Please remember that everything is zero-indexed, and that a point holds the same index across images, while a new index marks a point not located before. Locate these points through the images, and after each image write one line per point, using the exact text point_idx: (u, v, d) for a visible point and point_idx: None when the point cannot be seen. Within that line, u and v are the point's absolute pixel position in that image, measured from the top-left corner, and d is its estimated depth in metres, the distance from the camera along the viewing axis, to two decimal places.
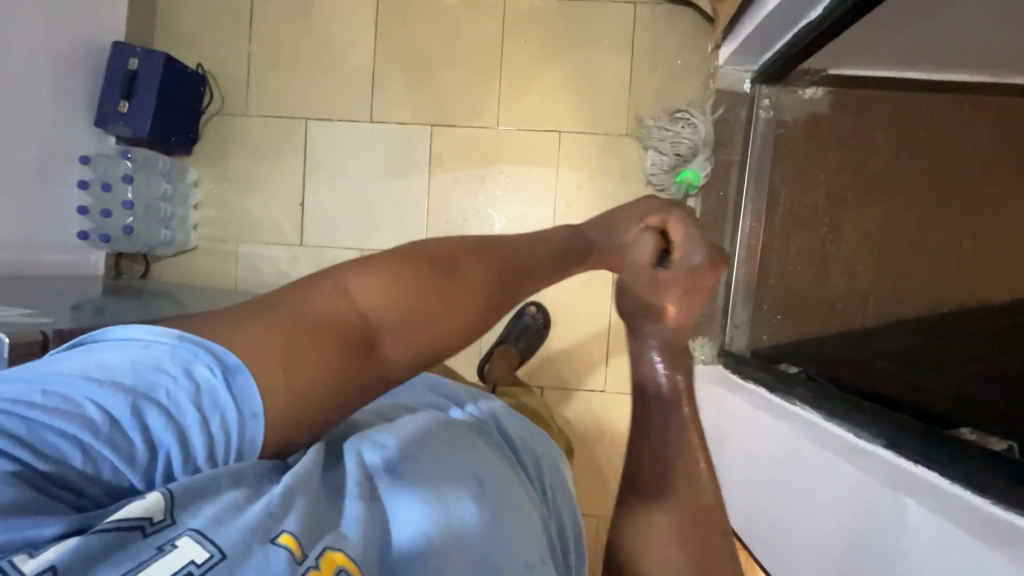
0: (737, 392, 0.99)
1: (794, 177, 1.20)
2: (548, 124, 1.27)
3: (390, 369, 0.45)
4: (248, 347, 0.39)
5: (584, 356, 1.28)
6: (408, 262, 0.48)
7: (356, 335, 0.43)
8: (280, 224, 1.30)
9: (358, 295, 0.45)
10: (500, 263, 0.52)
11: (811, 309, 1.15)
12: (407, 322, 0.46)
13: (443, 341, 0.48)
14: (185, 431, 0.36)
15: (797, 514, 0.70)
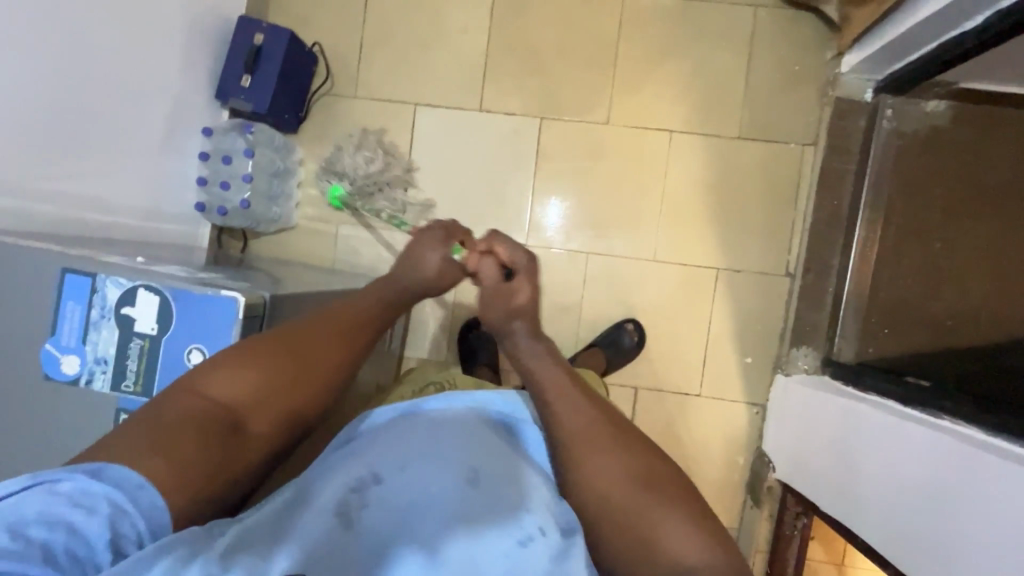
0: (865, 402, 0.98)
1: (910, 189, 1.18)
2: (661, 123, 1.26)
3: (257, 438, 0.62)
4: (141, 448, 0.54)
5: (680, 357, 1.27)
6: (255, 356, 0.64)
7: (224, 420, 0.60)
8: (381, 208, 1.30)
9: (211, 390, 0.61)
10: (326, 343, 0.69)
11: (918, 323, 1.14)
12: (263, 400, 0.63)
13: (299, 412, 0.66)
14: (73, 528, 0.48)
15: (960, 527, 0.69)
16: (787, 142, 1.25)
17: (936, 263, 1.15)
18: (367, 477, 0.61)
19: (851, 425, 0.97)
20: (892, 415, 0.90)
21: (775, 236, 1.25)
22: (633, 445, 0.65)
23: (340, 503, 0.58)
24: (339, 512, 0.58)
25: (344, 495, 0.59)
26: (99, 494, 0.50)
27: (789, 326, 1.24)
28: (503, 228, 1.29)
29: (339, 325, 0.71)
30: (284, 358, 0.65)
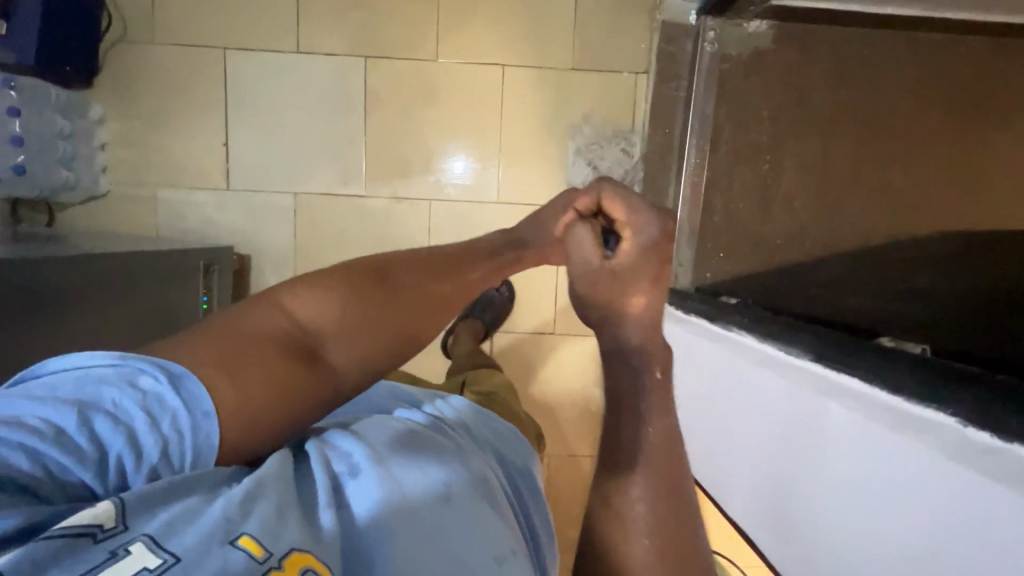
0: (683, 325, 1.00)
1: (739, 114, 1.17)
2: (493, 58, 1.20)
3: (333, 367, 0.47)
4: (218, 350, 0.40)
5: (532, 297, 1.29)
6: (353, 283, 0.52)
7: (298, 344, 0.45)
8: (203, 168, 1.20)
9: (296, 307, 0.47)
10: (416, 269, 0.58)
11: (750, 245, 1.17)
12: (350, 329, 0.49)
13: (401, 335, 0.53)
14: (133, 437, 0.34)
15: (736, 427, 0.76)
16: (621, 72, 1.23)
17: (766, 184, 1.15)
18: (349, 465, 0.43)
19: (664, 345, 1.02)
20: (688, 331, 0.94)
21: (617, 168, 1.23)
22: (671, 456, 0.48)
23: (328, 487, 0.40)
24: (333, 497, 0.40)
25: (331, 483, 0.41)
26: (168, 407, 0.35)
27: None
28: (339, 181, 1.22)
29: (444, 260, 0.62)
30: (374, 284, 0.53)
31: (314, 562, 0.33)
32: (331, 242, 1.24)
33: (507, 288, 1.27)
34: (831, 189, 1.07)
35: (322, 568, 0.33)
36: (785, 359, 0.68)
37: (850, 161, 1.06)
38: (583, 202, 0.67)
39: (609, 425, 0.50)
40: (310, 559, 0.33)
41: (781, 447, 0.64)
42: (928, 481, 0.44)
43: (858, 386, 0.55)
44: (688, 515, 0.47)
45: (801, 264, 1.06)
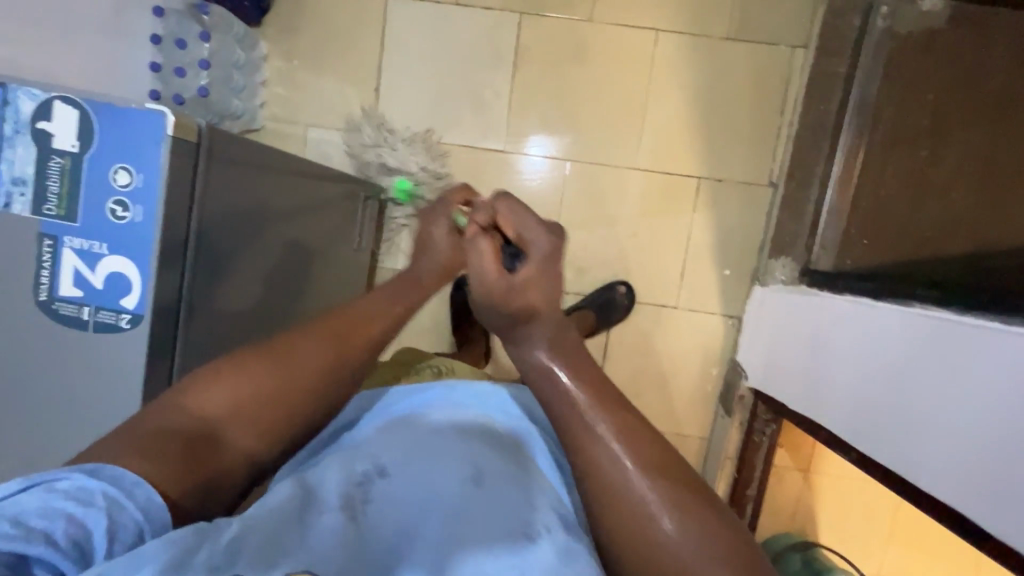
0: (842, 298, 0.95)
1: (904, 94, 1.12)
2: (648, 22, 1.19)
3: (236, 451, 0.53)
4: (146, 453, 0.48)
5: (656, 268, 1.26)
6: (247, 371, 0.55)
7: (199, 432, 0.51)
8: (351, 109, 1.24)
9: (199, 402, 0.52)
10: (312, 345, 0.59)
11: (901, 234, 1.10)
12: (242, 409, 0.54)
13: (281, 417, 0.56)
14: (73, 517, 0.42)
15: (929, 396, 0.70)
16: (779, 44, 1.20)
17: (924, 171, 1.09)
18: (371, 468, 0.53)
19: (826, 318, 0.97)
20: (860, 303, 0.90)
21: (759, 145, 1.22)
22: (636, 429, 0.51)
23: (342, 496, 0.50)
24: (343, 504, 0.49)
25: (346, 490, 0.51)
26: (97, 488, 0.43)
27: (769, 237, 1.22)
28: (481, 134, 1.24)
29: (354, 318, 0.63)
30: (268, 363, 0.56)
31: None
32: None
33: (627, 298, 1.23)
34: (996, 184, 1.02)
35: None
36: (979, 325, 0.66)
37: (1018, 154, 1.01)
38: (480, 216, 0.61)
39: (551, 410, 0.54)
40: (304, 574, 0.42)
41: (997, 410, 0.59)
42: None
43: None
44: (658, 446, 0.51)
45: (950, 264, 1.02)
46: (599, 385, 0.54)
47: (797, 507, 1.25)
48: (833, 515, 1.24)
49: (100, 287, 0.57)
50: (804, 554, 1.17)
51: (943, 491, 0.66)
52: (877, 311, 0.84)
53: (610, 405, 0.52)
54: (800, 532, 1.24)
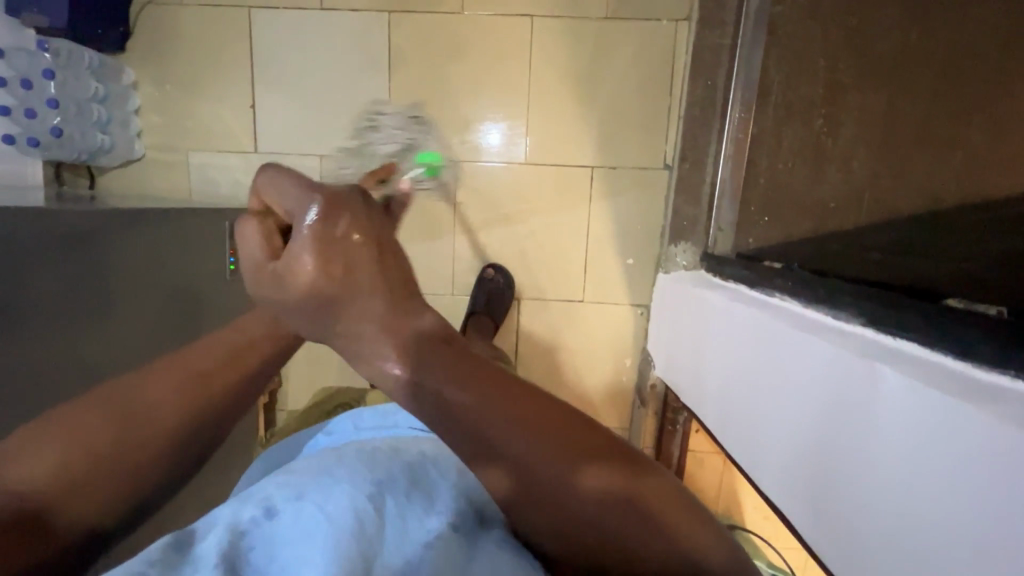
0: (720, 291, 0.92)
1: (792, 58, 1.03)
2: (521, 9, 1.13)
3: (69, 528, 0.41)
4: None
5: (559, 265, 1.23)
6: (73, 434, 0.42)
7: (17, 522, 0.39)
8: (229, 128, 1.20)
9: (2, 485, 0.39)
10: (161, 403, 0.45)
11: (802, 208, 1.04)
12: (77, 488, 0.41)
13: (138, 477, 0.44)
14: None
15: (769, 402, 0.69)
16: (660, 20, 1.14)
17: (820, 142, 1.02)
18: (260, 511, 0.42)
19: (700, 311, 0.96)
20: (727, 296, 0.88)
21: (651, 127, 1.17)
22: (490, 383, 0.40)
23: (228, 543, 0.39)
24: (233, 550, 0.39)
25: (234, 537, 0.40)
26: None
27: (668, 224, 1.18)
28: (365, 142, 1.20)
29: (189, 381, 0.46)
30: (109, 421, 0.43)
31: None
32: None
33: (501, 278, 1.22)
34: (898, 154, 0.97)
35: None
36: (823, 325, 0.65)
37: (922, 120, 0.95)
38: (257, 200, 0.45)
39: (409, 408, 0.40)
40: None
41: (814, 420, 0.59)
42: (955, 513, 0.41)
43: (911, 359, 0.51)
44: (522, 395, 0.40)
45: (857, 230, 0.97)
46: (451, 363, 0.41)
47: (720, 490, 1.25)
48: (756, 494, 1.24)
49: None
50: None
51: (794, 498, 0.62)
52: (735, 306, 0.83)
53: (508, 384, 0.40)
54: (723, 513, 1.25)
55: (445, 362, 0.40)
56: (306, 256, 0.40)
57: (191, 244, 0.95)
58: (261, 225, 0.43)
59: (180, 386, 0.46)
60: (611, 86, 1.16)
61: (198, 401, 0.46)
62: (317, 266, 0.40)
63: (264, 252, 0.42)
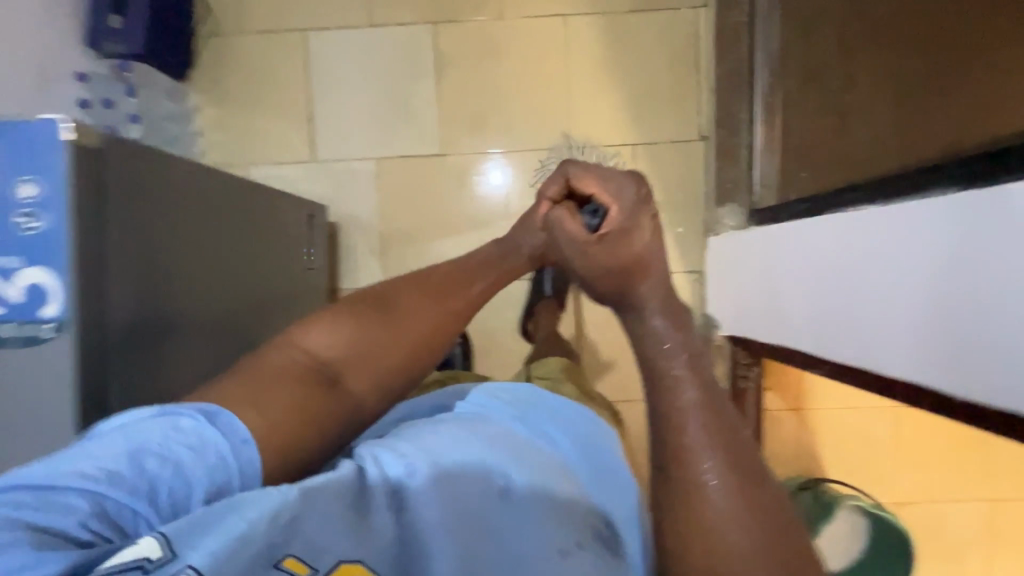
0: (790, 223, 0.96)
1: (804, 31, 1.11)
2: (554, 10, 1.25)
3: (351, 395, 0.64)
4: (253, 399, 0.56)
5: None
6: (354, 323, 0.68)
7: (320, 375, 0.63)
8: (288, 141, 1.27)
9: (313, 346, 0.65)
10: (416, 316, 0.72)
11: (834, 160, 0.99)
12: (359, 359, 0.66)
13: (392, 368, 0.68)
14: (179, 467, 0.47)
15: (884, 287, 0.70)
16: (680, 7, 1.26)
17: (841, 97, 1.02)
18: (405, 472, 0.51)
19: (776, 246, 0.99)
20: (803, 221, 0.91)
21: (683, 103, 1.26)
22: (718, 403, 0.52)
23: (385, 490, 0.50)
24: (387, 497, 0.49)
25: (384, 490, 0.50)
26: (210, 442, 0.50)
27: (711, 189, 1.25)
28: (417, 141, 1.27)
29: (419, 300, 0.73)
30: (373, 315, 0.69)
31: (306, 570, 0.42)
32: (410, 201, 1.29)
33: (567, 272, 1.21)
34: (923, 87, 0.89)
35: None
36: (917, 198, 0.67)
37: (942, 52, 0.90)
38: (554, 189, 0.77)
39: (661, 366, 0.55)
40: (356, 565, 0.44)
41: (940, 276, 0.61)
42: None
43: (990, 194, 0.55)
44: (736, 438, 0.51)
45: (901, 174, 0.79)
46: (700, 366, 0.55)
47: (798, 448, 1.24)
48: (834, 447, 1.24)
49: (18, 299, 0.53)
50: (814, 492, 1.13)
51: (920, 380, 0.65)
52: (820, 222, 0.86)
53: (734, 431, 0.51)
54: (804, 473, 1.23)
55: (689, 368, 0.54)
56: (636, 232, 0.66)
57: (270, 224, 0.95)
58: (568, 211, 0.73)
59: (421, 315, 0.72)
60: (642, 69, 1.26)
61: (425, 326, 0.72)
62: (641, 240, 0.66)
63: (580, 227, 0.72)
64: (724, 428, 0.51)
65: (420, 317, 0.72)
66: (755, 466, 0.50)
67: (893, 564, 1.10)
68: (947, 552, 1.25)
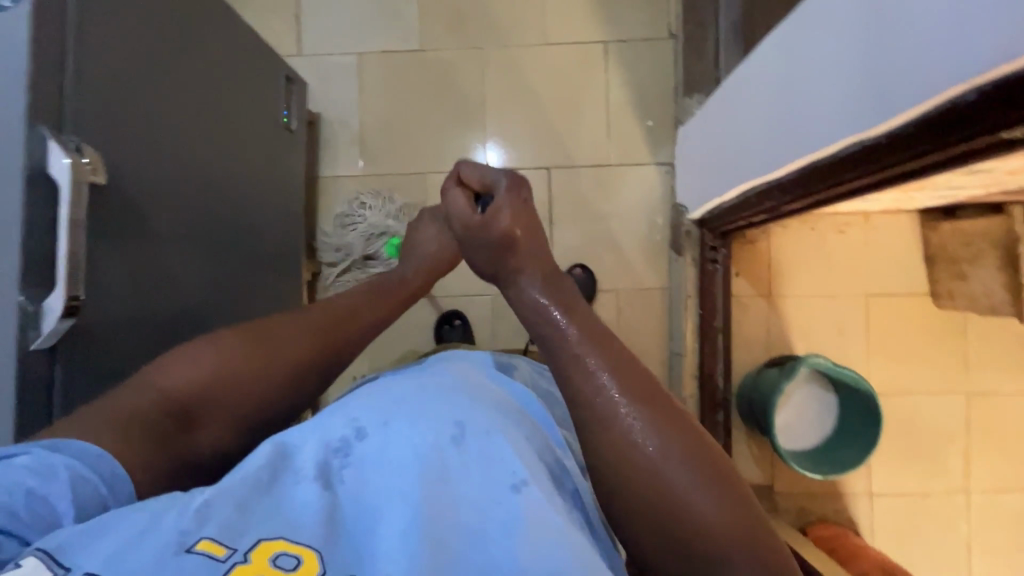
0: (771, 49, 0.84)
1: None
2: None
3: (210, 430, 0.63)
4: (81, 429, 0.54)
5: (584, 130, 1.32)
6: (226, 356, 0.64)
7: (177, 413, 0.60)
8: (278, 37, 1.34)
9: (170, 384, 0.61)
10: (302, 341, 0.70)
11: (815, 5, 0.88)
12: (219, 396, 0.64)
13: (263, 399, 0.67)
14: (36, 489, 0.47)
15: (894, 36, 0.57)
16: None
17: None
18: (348, 435, 0.53)
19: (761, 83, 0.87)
20: (785, 33, 0.80)
21: (653, 5, 1.32)
22: (614, 350, 0.50)
23: (316, 465, 0.50)
24: (319, 474, 0.49)
25: (317, 464, 0.50)
26: (59, 461, 0.49)
27: (681, 82, 1.28)
28: (397, 37, 1.33)
29: (309, 337, 0.71)
30: (255, 343, 0.67)
31: (285, 546, 0.41)
32: (390, 94, 1.34)
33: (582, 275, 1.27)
34: None
35: (294, 549, 0.41)
36: None
37: None
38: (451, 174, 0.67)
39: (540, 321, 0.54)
40: (279, 540, 0.42)
41: None
42: None
43: None
44: (648, 398, 0.48)
45: None
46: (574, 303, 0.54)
47: (769, 335, 1.24)
48: (805, 337, 1.24)
49: None
50: (780, 367, 1.12)
51: (924, 95, 0.54)
52: (805, 24, 0.74)
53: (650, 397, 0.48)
54: (776, 357, 1.23)
55: (593, 336, 0.51)
56: (504, 214, 0.60)
57: (258, 54, 0.98)
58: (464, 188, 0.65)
59: (303, 346, 0.70)
60: None
61: (296, 362, 0.69)
62: (512, 220, 0.60)
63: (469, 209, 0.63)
64: (633, 385, 0.49)
65: (301, 348, 0.70)
66: (671, 414, 0.48)
67: (870, 436, 1.05)
68: (923, 444, 1.24)
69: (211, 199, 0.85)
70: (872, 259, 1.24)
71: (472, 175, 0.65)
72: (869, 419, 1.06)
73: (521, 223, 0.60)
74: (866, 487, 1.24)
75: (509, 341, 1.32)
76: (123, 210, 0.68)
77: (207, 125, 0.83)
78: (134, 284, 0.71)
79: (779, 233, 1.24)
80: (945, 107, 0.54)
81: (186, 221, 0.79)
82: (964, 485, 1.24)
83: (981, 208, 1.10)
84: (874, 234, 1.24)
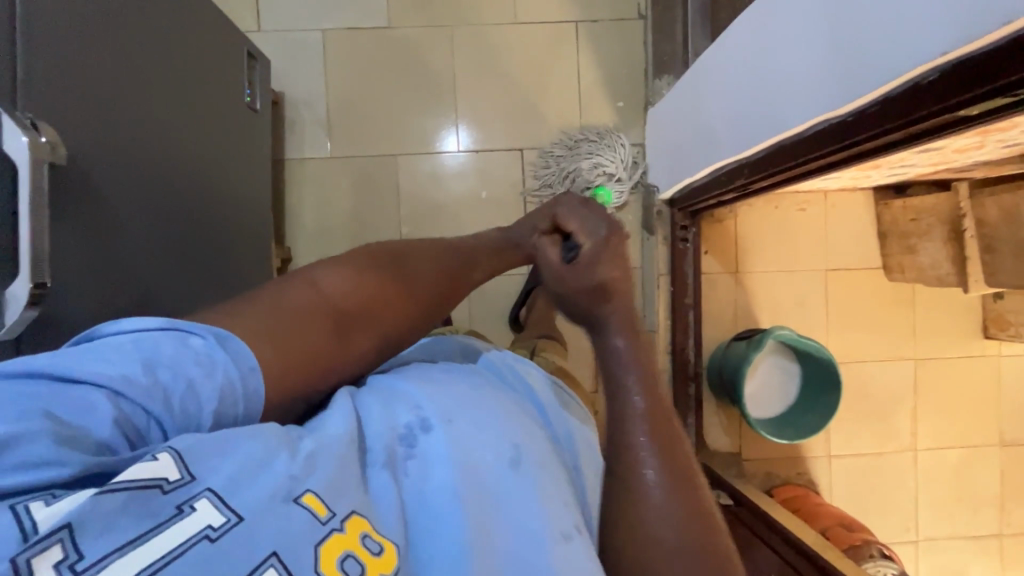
0: (733, 39, 0.88)
1: None
2: None
3: (354, 350, 0.55)
4: (247, 323, 0.47)
5: (556, 111, 1.32)
6: (369, 270, 0.58)
7: (332, 319, 0.53)
8: (236, 13, 1.28)
9: (326, 287, 0.54)
10: (426, 273, 0.64)
11: None
12: (370, 310, 0.56)
13: (400, 327, 0.59)
14: (190, 382, 0.42)
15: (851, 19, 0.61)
16: None
17: None
18: (416, 420, 0.45)
19: (725, 69, 0.91)
20: (745, 21, 0.83)
21: None
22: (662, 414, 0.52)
23: (387, 446, 0.43)
24: (388, 461, 0.42)
25: (391, 441, 0.44)
26: (219, 362, 0.44)
27: (650, 63, 1.30)
28: (363, 14, 1.29)
29: (429, 276, 0.64)
30: (388, 267, 0.61)
31: (368, 528, 0.37)
32: (357, 73, 1.30)
33: None
34: None
35: (378, 534, 0.37)
36: None
37: None
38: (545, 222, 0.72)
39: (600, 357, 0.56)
40: (364, 522, 0.37)
41: None
42: None
43: None
44: (679, 465, 0.50)
45: None
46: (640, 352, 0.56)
47: (737, 309, 1.29)
48: (771, 311, 1.30)
49: None
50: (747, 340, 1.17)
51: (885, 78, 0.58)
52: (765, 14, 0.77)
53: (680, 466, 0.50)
54: (744, 331, 1.28)
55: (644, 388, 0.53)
56: (599, 261, 0.61)
57: (218, 29, 0.93)
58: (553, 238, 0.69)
59: (427, 279, 0.64)
60: None
61: (423, 293, 0.63)
62: (608, 266, 0.61)
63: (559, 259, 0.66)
64: (667, 446, 0.50)
65: (426, 280, 0.64)
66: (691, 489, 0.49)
67: (831, 402, 1.12)
68: (876, 408, 1.33)
69: (176, 182, 0.81)
70: (831, 236, 1.30)
71: (565, 217, 0.68)
72: (830, 386, 1.12)
73: (619, 267, 0.61)
74: (826, 450, 1.33)
75: (487, 323, 1.33)
76: (83, 193, 0.64)
77: (168, 103, 0.79)
78: (100, 267, 0.67)
79: (746, 212, 1.29)
80: (909, 87, 0.57)
81: (152, 204, 0.76)
82: (912, 444, 1.33)
83: (930, 185, 1.17)
84: (833, 211, 1.30)
